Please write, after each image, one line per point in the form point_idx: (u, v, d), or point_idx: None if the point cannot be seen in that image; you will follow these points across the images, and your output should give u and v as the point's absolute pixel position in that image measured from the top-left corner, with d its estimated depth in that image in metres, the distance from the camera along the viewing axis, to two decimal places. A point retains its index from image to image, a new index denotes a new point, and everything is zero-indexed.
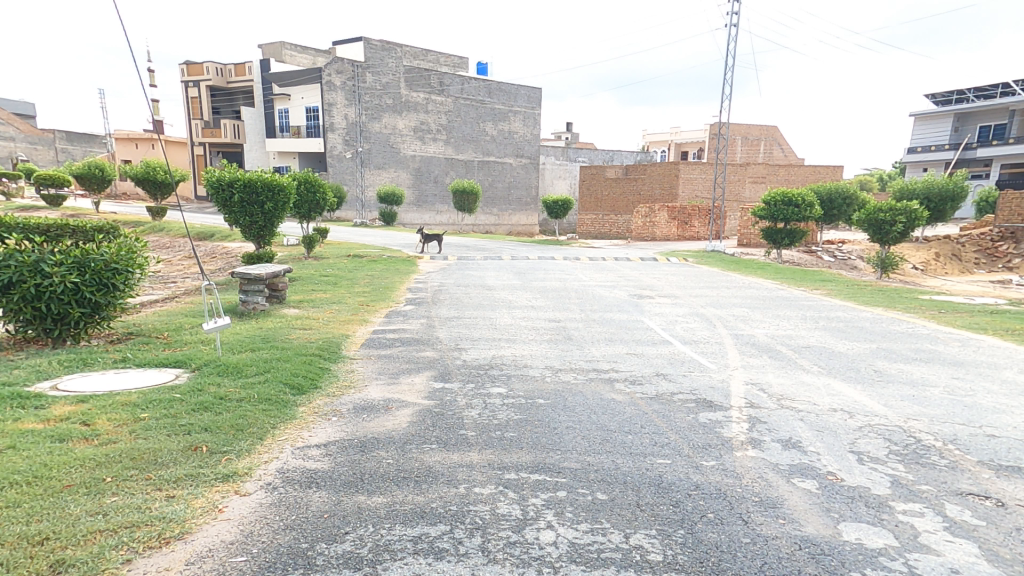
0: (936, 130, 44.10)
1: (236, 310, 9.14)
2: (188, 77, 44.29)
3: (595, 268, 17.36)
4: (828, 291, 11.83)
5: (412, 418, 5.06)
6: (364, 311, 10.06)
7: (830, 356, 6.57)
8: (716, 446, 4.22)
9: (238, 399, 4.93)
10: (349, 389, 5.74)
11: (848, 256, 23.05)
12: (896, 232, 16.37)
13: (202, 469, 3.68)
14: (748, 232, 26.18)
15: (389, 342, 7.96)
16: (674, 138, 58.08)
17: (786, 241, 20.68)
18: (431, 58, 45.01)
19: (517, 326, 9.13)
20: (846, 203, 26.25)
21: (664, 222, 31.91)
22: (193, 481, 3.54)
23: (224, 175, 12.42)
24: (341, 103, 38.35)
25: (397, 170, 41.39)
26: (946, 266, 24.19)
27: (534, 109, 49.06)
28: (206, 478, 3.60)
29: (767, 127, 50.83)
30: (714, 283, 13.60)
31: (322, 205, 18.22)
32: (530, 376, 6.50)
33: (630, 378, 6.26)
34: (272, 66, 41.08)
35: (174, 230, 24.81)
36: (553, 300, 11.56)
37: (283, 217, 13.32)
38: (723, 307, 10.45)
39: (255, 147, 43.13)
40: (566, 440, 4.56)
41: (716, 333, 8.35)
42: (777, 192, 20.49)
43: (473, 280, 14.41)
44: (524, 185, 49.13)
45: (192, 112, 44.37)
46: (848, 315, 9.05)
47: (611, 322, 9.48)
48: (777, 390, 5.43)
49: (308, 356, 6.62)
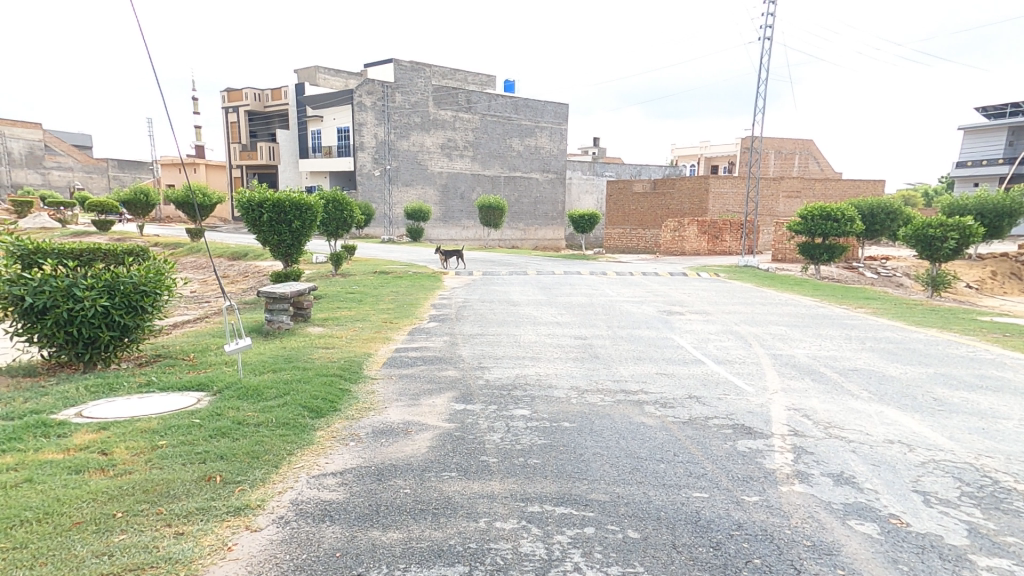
0: (989, 144, 42.27)
1: (261, 329, 9.17)
2: (228, 102, 46.23)
3: (623, 283, 17.00)
4: (873, 310, 11.19)
5: (431, 442, 4.86)
6: (387, 329, 9.98)
7: (881, 381, 6.08)
8: (758, 479, 3.86)
9: (256, 423, 4.82)
10: (368, 411, 5.59)
11: (892, 273, 22.02)
12: (947, 250, 15.49)
13: (214, 501, 3.55)
14: (784, 248, 25.34)
15: (411, 361, 7.82)
16: (704, 152, 57.30)
17: (825, 257, 19.85)
18: (459, 77, 45.84)
19: (541, 344, 8.86)
20: (889, 218, 25.15)
21: (694, 237, 31.23)
22: (204, 515, 3.40)
23: (254, 196, 12.68)
24: (371, 123, 39.28)
25: (425, 187, 41.93)
26: (1004, 284, 22.86)
27: (561, 125, 49.20)
28: (217, 512, 3.46)
29: (802, 140, 49.63)
30: (749, 300, 13.08)
31: (349, 221, 18.45)
32: (554, 397, 6.22)
33: (660, 400, 5.91)
34: (306, 89, 42.48)
35: (210, 249, 25.59)
36: (579, 316, 11.26)
37: (311, 234, 13.50)
38: (760, 325, 9.96)
39: (288, 166, 44.47)
40: (593, 468, 4.27)
41: (752, 352, 7.91)
42: (815, 206, 19.78)
43: (497, 295, 14.22)
44: (550, 200, 49.09)
45: (231, 135, 46.20)
46: (897, 335, 8.47)
47: (639, 339, 9.12)
48: (824, 417, 5.01)
49: (329, 377, 6.50)
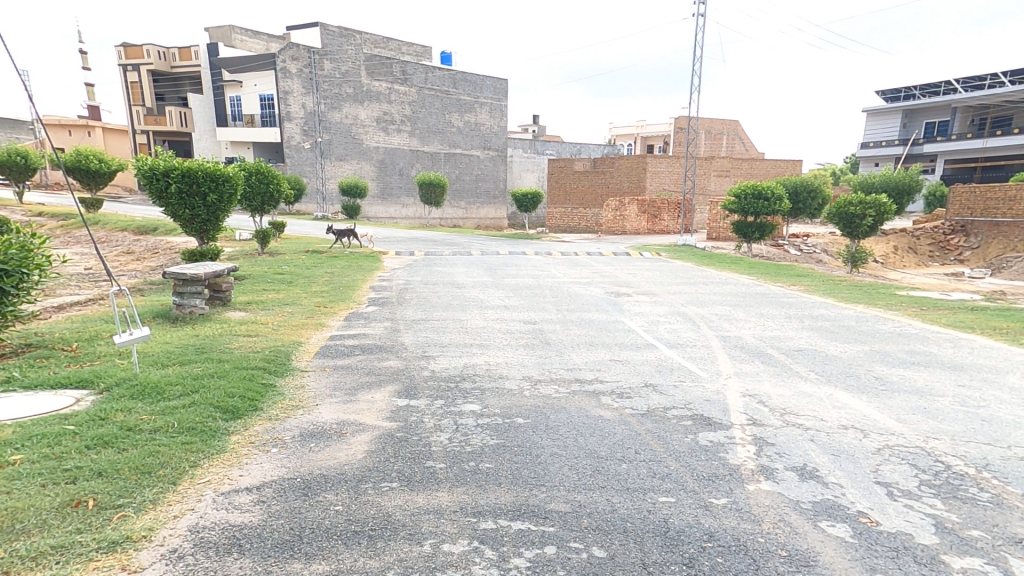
0: (885, 125, 45.71)
1: (168, 313, 8.10)
2: (127, 59, 41.28)
3: (569, 264, 16.83)
4: (805, 287, 11.60)
5: (369, 446, 4.33)
6: (320, 314, 9.16)
7: (826, 360, 6.14)
8: (724, 478, 3.66)
9: (151, 429, 4.07)
10: (296, 410, 4.94)
11: (813, 250, 23.32)
12: (866, 226, 16.44)
13: (80, 536, 2.86)
14: (718, 226, 26.33)
15: (347, 350, 7.13)
16: (640, 131, 58.32)
17: (756, 234, 20.66)
18: (393, 46, 43.54)
19: (489, 330, 8.42)
20: (809, 196, 26.63)
21: (634, 216, 31.70)
22: (63, 556, 2.72)
23: (159, 163, 11.16)
24: (298, 92, 36.59)
25: (360, 162, 39.83)
26: (903, 258, 24.87)
27: (500, 100, 48.17)
28: (83, 549, 2.78)
29: (730, 122, 51.56)
30: (691, 280, 13.25)
31: (277, 196, 17.00)
32: (506, 389, 5.83)
33: (618, 391, 5.68)
34: (221, 51, 38.71)
35: (110, 225, 22.90)
36: (527, 299, 10.92)
37: (229, 210, 12.23)
38: (705, 305, 10.05)
39: (205, 135, 40.68)
40: (552, 472, 3.91)
41: (702, 334, 7.92)
42: (747, 185, 20.44)
43: (440, 277, 13.62)
44: (492, 178, 48.31)
45: (132, 99, 41.42)
46: (830, 313, 8.76)
47: (590, 323, 8.92)
48: (779, 403, 4.92)
49: (249, 370, 5.74)
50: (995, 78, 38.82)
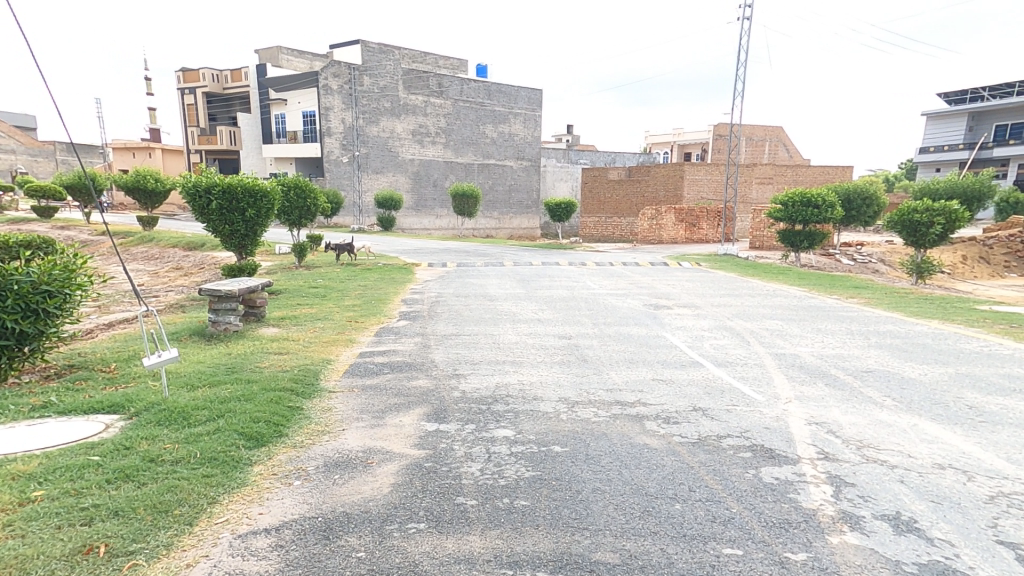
0: (950, 128, 42.91)
1: (203, 330, 8.09)
2: (184, 83, 43.59)
3: (604, 274, 16.33)
4: (867, 300, 10.76)
5: (396, 478, 4.01)
6: (351, 329, 9.00)
7: (907, 384, 5.46)
8: (799, 526, 3.14)
9: (173, 460, 3.87)
10: (322, 437, 4.68)
11: (868, 259, 21.94)
12: (933, 235, 15.22)
13: None
14: (761, 234, 25.25)
15: (376, 368, 6.89)
16: (677, 139, 57.15)
17: (805, 243, 19.59)
18: (430, 61, 44.33)
19: (522, 346, 8.05)
20: (864, 204, 25.23)
21: (671, 225, 30.80)
22: None
23: (201, 180, 11.43)
24: (338, 107, 37.55)
25: (396, 175, 40.46)
26: (974, 268, 23.04)
27: (534, 111, 48.16)
28: None
29: (772, 127, 49.85)
30: (736, 291, 12.57)
31: (314, 210, 17.19)
32: (541, 413, 5.42)
33: (663, 416, 5.19)
34: (267, 71, 40.25)
35: (163, 239, 23.94)
36: (562, 313, 10.49)
37: (267, 224, 12.31)
38: (754, 319, 9.36)
39: (251, 153, 42.31)
40: (596, 513, 3.48)
41: (752, 351, 7.32)
42: (794, 192, 19.50)
43: (473, 289, 13.37)
44: (525, 188, 48.19)
45: (187, 120, 43.65)
46: (900, 329, 7.95)
47: (629, 339, 8.41)
48: (853, 434, 4.32)
49: (277, 392, 5.54)
50: None
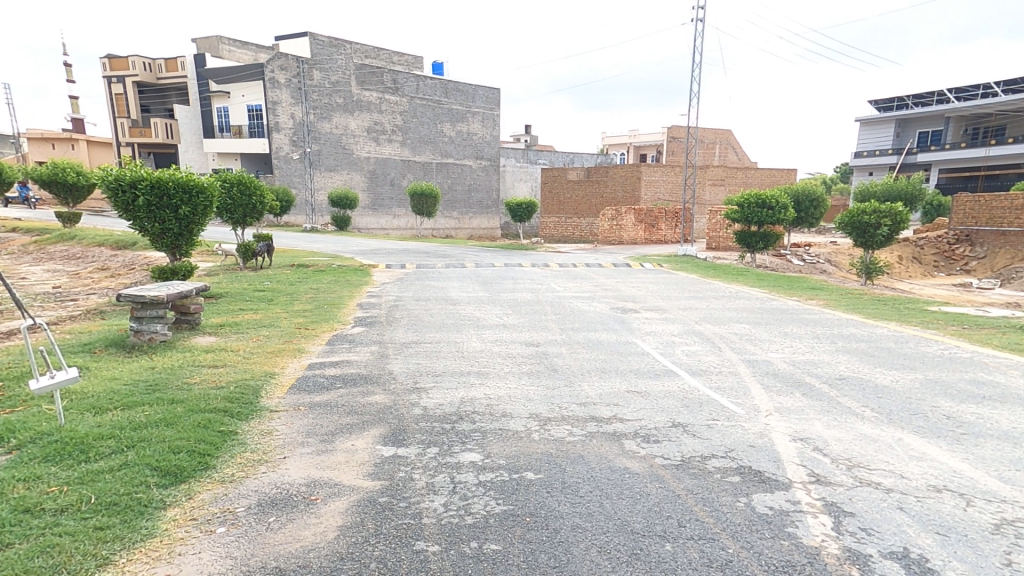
0: (878, 134, 45.49)
1: (124, 341, 7.17)
2: (111, 70, 40.41)
3: (568, 276, 16.04)
4: (824, 302, 10.92)
5: (344, 519, 3.45)
6: (299, 337, 8.25)
7: (882, 393, 5.34)
8: (804, 570, 2.82)
9: (53, 511, 3.17)
10: (258, 468, 4.04)
11: (817, 260, 22.73)
12: (881, 236, 15.77)
13: None
14: (718, 236, 25.78)
15: (327, 383, 6.21)
16: (633, 141, 58.10)
17: (761, 244, 20.06)
18: (384, 57, 43.09)
19: (487, 354, 7.59)
20: (812, 206, 26.20)
21: (631, 226, 30.98)
22: None
23: (125, 174, 10.34)
24: (287, 102, 35.84)
25: (351, 172, 39.03)
26: (909, 268, 24.32)
27: (492, 110, 47.69)
28: None
29: (722, 131, 51.41)
30: (700, 293, 12.56)
31: (260, 208, 16.07)
32: (512, 432, 4.97)
33: (642, 434, 4.85)
34: (208, 63, 37.96)
35: (86, 239, 21.93)
36: (527, 317, 10.08)
37: (203, 223, 11.31)
38: (721, 323, 9.26)
39: (192, 147, 39.82)
40: (578, 558, 3.05)
41: (725, 358, 7.15)
42: (749, 193, 19.86)
43: (433, 292, 12.76)
44: (484, 188, 47.66)
45: (117, 112, 40.55)
46: (862, 332, 8.00)
47: (598, 345, 8.09)
48: (842, 452, 4.09)
49: (206, 414, 4.83)
50: (989, 88, 39.34)
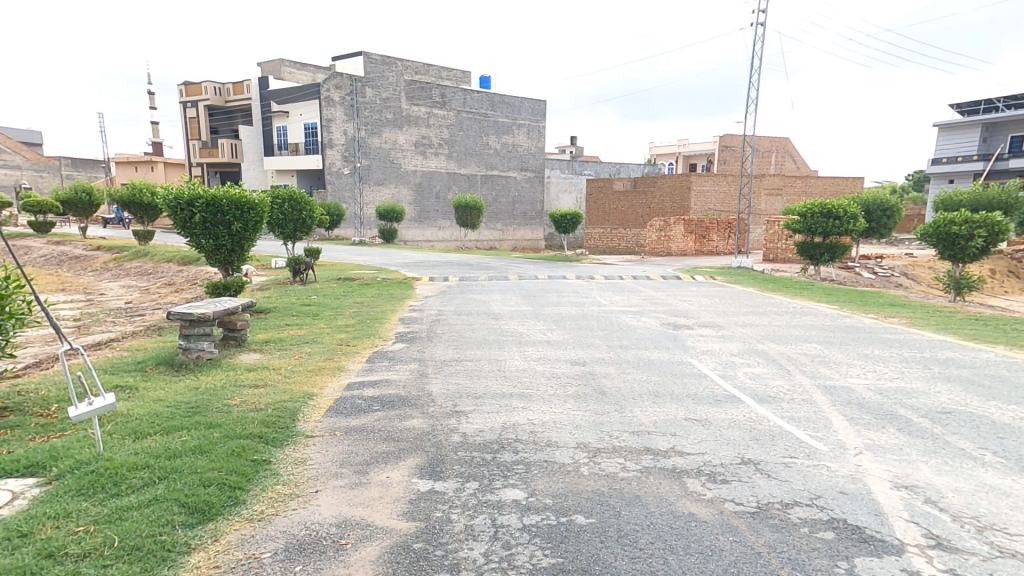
0: (962, 140, 42.07)
1: (172, 359, 7.20)
2: (186, 96, 43.45)
3: (615, 289, 15.44)
4: (909, 320, 9.86)
5: (375, 570, 3.09)
6: (340, 354, 8.09)
7: (1001, 436, 4.59)
8: None
9: (73, 557, 2.95)
10: (288, 504, 3.76)
11: (890, 273, 21.02)
12: (973, 249, 14.29)
13: None
14: (775, 247, 24.41)
15: (365, 405, 5.97)
16: (682, 150, 56.60)
17: (825, 256, 18.68)
18: (433, 73, 44.06)
19: (531, 374, 7.17)
20: (884, 215, 24.32)
21: (680, 236, 29.88)
22: None
23: (183, 193, 10.66)
24: (340, 119, 37.11)
25: (398, 186, 39.87)
26: (1004, 283, 22.11)
27: (538, 122, 47.65)
28: None
29: (778, 138, 49.22)
30: (761, 308, 11.71)
31: (309, 223, 16.37)
32: (558, 465, 4.48)
33: (707, 471, 4.23)
34: (269, 84, 39.99)
35: (158, 254, 23.23)
36: (573, 333, 9.58)
37: (254, 238, 11.52)
38: (788, 343, 8.44)
39: (252, 165, 41.88)
40: None
41: (795, 382, 6.42)
42: (814, 203, 18.56)
43: (475, 306, 12.52)
44: (528, 200, 47.56)
45: (189, 133, 43.39)
46: (962, 357, 7.11)
47: (650, 365, 7.49)
48: (964, 509, 3.42)
49: (241, 440, 4.63)
50: None
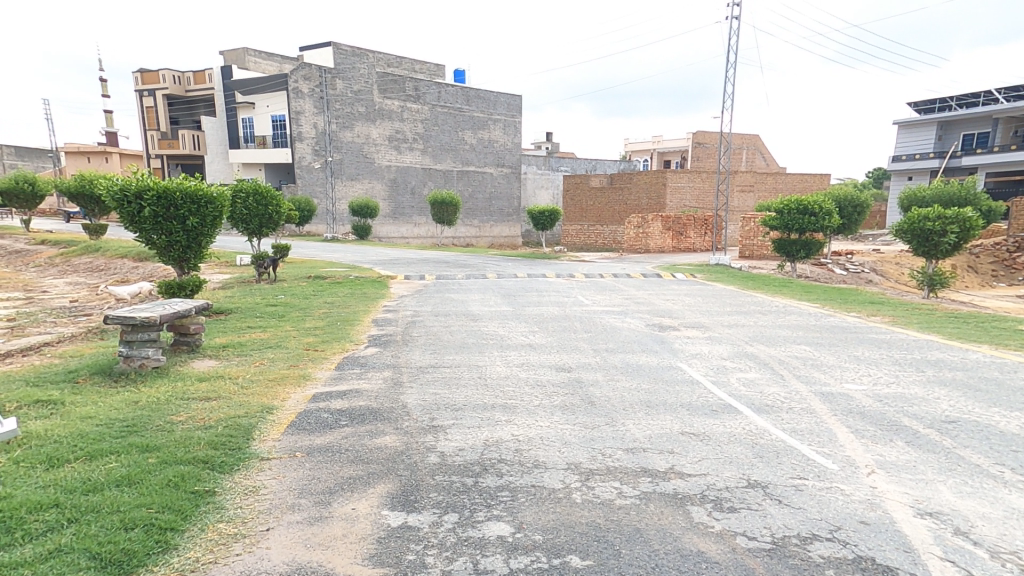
0: (919, 138, 43.19)
1: (111, 368, 6.46)
2: (143, 85, 41.31)
3: (595, 288, 15.05)
4: (890, 318, 9.74)
5: None
6: (306, 361, 7.45)
7: (1014, 448, 4.32)
8: None
9: None
10: (232, 547, 3.20)
11: (861, 269, 21.30)
12: (946, 245, 14.40)
13: None
14: (751, 243, 24.52)
15: (332, 419, 5.39)
16: (657, 147, 56.88)
17: (802, 253, 18.74)
18: (406, 65, 43.01)
19: (515, 382, 6.68)
20: (855, 211, 24.66)
21: (658, 233, 29.77)
22: None
23: (131, 183, 9.78)
24: (309, 111, 35.83)
25: (372, 181, 38.81)
26: (966, 278, 22.66)
27: (514, 117, 47.06)
28: None
29: (749, 136, 49.86)
30: (743, 307, 11.49)
31: (275, 218, 15.48)
32: (548, 492, 4.01)
33: (713, 498, 3.82)
34: (234, 73, 38.35)
35: (110, 251, 21.83)
36: (556, 336, 9.12)
37: (212, 234, 10.73)
38: (777, 345, 8.15)
39: (217, 158, 40.16)
40: None
41: (791, 389, 6.11)
42: (790, 200, 18.58)
43: (453, 306, 11.96)
44: (505, 196, 46.99)
45: (148, 123, 41.32)
46: (952, 359, 6.94)
47: (639, 371, 7.10)
48: (998, 542, 3.10)
49: (181, 467, 4.02)
50: None
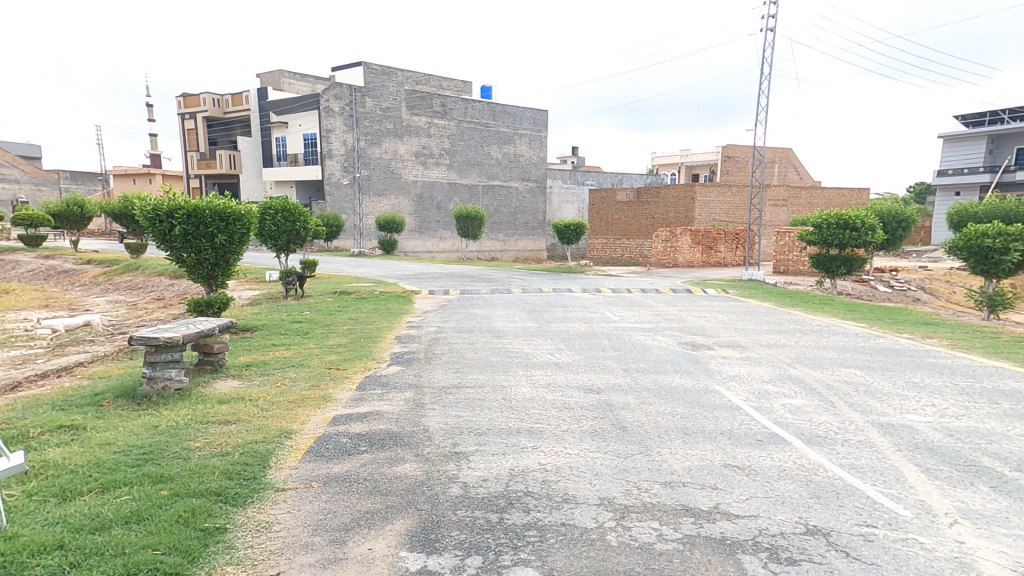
0: (966, 151, 41.37)
1: (135, 390, 6.38)
2: (184, 107, 43.07)
3: (624, 304, 14.60)
4: (949, 342, 9.06)
5: None
6: (328, 380, 7.27)
7: None
8: None
9: None
10: None
11: (907, 287, 20.23)
12: (1008, 264, 13.44)
13: None
14: (786, 259, 23.65)
15: (351, 444, 5.16)
16: (685, 160, 56.12)
17: (843, 270, 17.78)
18: (434, 83, 43.67)
19: (540, 403, 6.33)
20: (900, 226, 23.56)
21: (687, 248, 29.09)
22: None
23: (162, 203, 9.90)
24: (339, 129, 36.61)
25: (398, 197, 39.30)
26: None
27: (540, 131, 47.12)
28: None
29: (782, 149, 48.69)
30: (783, 327, 10.90)
31: (303, 234, 15.60)
32: (579, 533, 3.65)
33: (767, 545, 3.39)
34: (269, 94, 39.60)
35: (149, 268, 22.52)
36: (583, 354, 8.74)
37: (240, 251, 10.78)
38: (824, 368, 7.59)
39: (251, 176, 41.38)
40: None
41: (845, 418, 5.58)
42: (830, 213, 17.82)
43: (478, 322, 11.71)
44: (530, 210, 46.92)
45: (188, 144, 42.98)
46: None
47: (673, 394, 6.65)
48: None
49: (193, 499, 3.83)
50: None
